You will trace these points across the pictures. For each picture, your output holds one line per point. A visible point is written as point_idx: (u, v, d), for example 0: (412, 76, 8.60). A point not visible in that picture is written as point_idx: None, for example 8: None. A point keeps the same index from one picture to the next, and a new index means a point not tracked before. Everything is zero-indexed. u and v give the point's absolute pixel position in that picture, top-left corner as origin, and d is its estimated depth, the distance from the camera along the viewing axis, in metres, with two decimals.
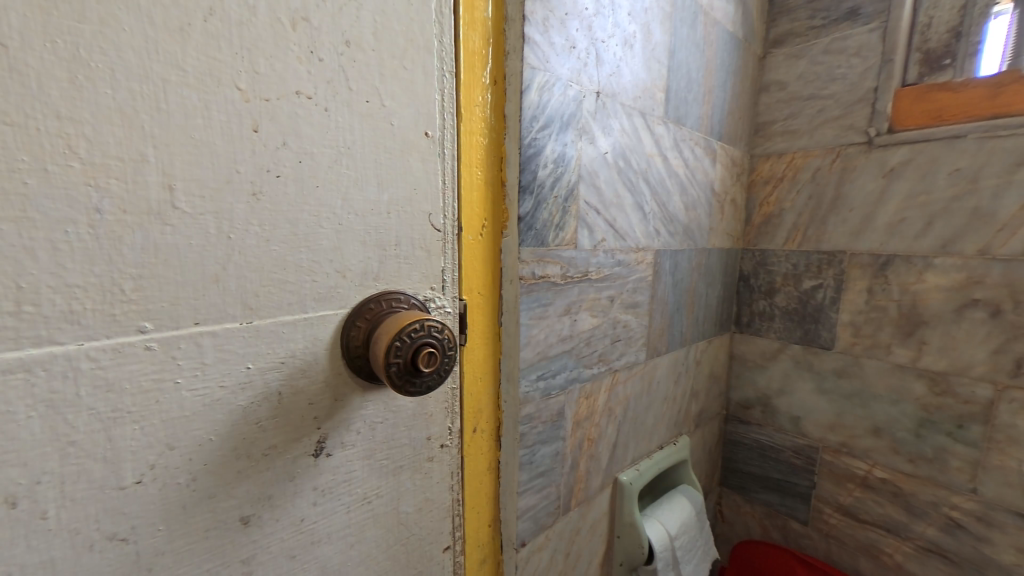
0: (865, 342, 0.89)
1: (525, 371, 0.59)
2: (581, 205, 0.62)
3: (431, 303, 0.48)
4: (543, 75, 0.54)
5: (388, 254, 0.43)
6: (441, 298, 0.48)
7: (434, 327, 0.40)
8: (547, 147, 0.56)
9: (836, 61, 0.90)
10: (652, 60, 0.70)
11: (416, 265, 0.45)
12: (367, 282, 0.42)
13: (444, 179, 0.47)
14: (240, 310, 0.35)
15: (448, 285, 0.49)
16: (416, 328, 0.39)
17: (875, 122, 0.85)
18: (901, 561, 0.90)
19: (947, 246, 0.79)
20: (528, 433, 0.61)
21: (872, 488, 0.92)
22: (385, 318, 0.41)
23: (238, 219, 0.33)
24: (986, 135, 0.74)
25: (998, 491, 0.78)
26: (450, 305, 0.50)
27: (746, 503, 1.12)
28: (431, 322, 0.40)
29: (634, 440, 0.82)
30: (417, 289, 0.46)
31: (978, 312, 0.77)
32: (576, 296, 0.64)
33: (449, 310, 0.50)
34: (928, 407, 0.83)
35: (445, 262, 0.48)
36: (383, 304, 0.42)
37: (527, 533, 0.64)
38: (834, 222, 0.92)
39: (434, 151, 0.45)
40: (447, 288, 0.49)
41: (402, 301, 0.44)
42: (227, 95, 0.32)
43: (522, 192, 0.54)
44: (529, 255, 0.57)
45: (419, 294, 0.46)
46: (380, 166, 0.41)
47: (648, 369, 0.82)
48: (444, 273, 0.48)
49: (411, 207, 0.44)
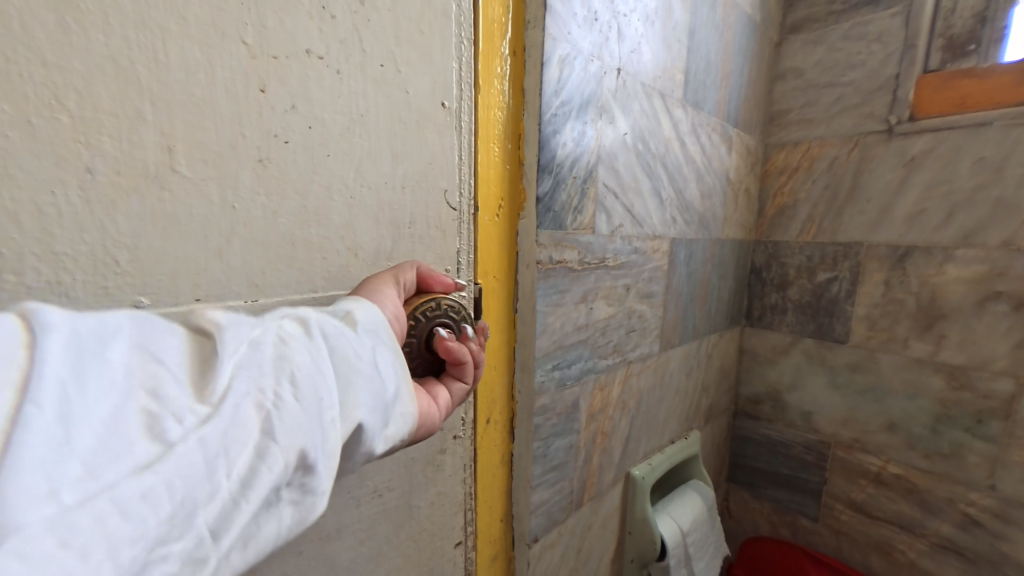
0: (881, 336, 0.87)
1: (540, 361, 0.56)
2: (599, 188, 0.59)
3: None
4: (564, 48, 0.51)
5: (401, 233, 0.40)
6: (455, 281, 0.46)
7: (449, 307, 0.38)
8: (566, 126, 0.53)
9: (856, 47, 0.87)
10: (672, 39, 0.67)
11: (431, 246, 0.43)
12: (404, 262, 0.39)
13: (462, 156, 0.44)
14: (246, 287, 0.32)
15: (464, 268, 0.47)
16: (429, 308, 0.36)
17: (896, 111, 0.83)
18: (914, 559, 0.87)
19: (969, 238, 0.77)
20: (542, 426, 0.58)
21: (885, 485, 0.89)
22: (387, 292, 0.33)
23: (244, 188, 0.31)
24: (1012, 123, 0.72)
25: (1017, 488, 0.75)
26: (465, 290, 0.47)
27: (754, 500, 1.10)
28: (445, 302, 0.38)
29: (646, 435, 0.80)
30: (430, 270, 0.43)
31: (1000, 305, 0.75)
32: (592, 284, 0.61)
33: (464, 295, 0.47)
34: (945, 402, 0.81)
35: (460, 243, 0.46)
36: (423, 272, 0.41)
37: (539, 530, 0.61)
38: (851, 213, 0.90)
39: (449, 125, 0.43)
40: (462, 270, 0.47)
41: None
42: (232, 51, 0.29)
43: (540, 170, 0.51)
44: (546, 239, 0.53)
45: None
46: (395, 135, 0.38)
47: (661, 362, 0.80)
48: (459, 254, 0.46)
49: (428, 182, 0.42)
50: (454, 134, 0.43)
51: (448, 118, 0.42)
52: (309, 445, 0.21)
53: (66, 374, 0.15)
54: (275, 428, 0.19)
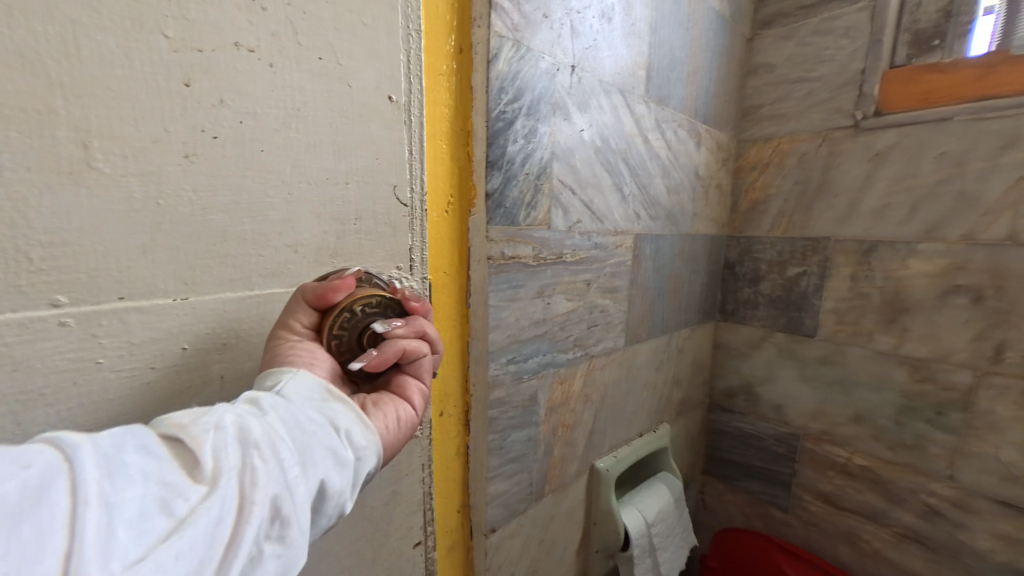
0: (849, 329, 0.88)
1: (495, 354, 0.57)
2: (555, 183, 0.60)
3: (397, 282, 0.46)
4: (512, 44, 0.51)
5: (347, 228, 0.41)
6: (408, 278, 0.47)
7: (362, 305, 0.36)
8: (517, 122, 0.53)
9: (825, 42, 0.87)
10: (632, 35, 0.67)
11: (380, 242, 0.44)
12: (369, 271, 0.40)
13: (415, 149, 0.45)
14: (174, 285, 0.32)
15: (416, 266, 0.47)
16: (344, 316, 0.35)
17: (862, 106, 0.83)
18: (879, 548, 0.88)
19: (932, 232, 0.77)
20: (498, 418, 0.59)
21: (852, 475, 0.90)
22: (291, 350, 0.33)
23: (170, 181, 0.31)
24: (973, 117, 0.72)
25: (976, 478, 0.76)
26: (419, 286, 0.48)
27: (729, 492, 1.12)
28: (353, 301, 0.36)
29: (613, 427, 0.81)
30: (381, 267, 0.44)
31: (960, 298, 0.75)
32: (549, 278, 0.62)
33: (417, 291, 0.48)
34: (908, 394, 0.82)
35: (413, 240, 0.47)
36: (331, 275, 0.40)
37: (498, 520, 0.62)
38: (819, 208, 0.90)
39: (398, 118, 0.43)
40: (415, 268, 0.47)
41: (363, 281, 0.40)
42: (152, 43, 0.29)
43: (489, 166, 0.51)
44: (498, 234, 0.54)
45: (385, 273, 0.45)
46: (339, 126, 0.39)
47: (628, 355, 0.81)
48: (411, 252, 0.47)
49: (377, 174, 0.42)
50: (404, 126, 0.44)
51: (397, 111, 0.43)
52: (283, 505, 0.24)
53: (95, 476, 0.19)
54: (248, 500, 0.23)
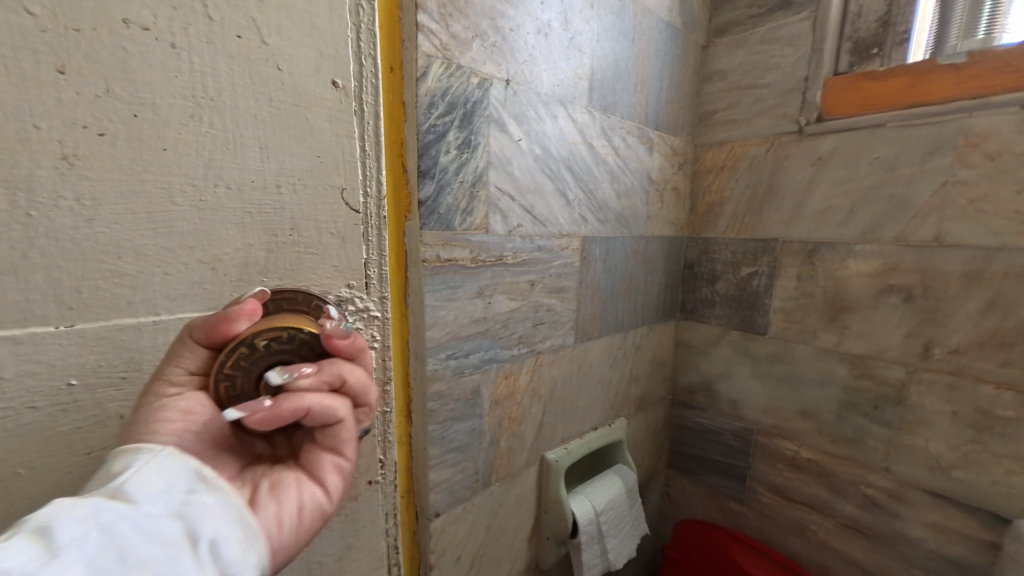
0: (795, 327, 0.92)
1: (433, 350, 0.61)
2: (491, 191, 0.64)
3: (348, 302, 0.45)
4: (441, 62, 0.54)
5: (280, 241, 0.40)
6: (362, 297, 0.47)
7: (270, 340, 0.34)
8: (449, 134, 0.57)
9: (772, 50, 0.90)
10: (572, 49, 0.71)
11: (324, 257, 0.43)
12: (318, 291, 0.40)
13: (358, 138, 0.43)
14: (55, 309, 0.31)
15: (372, 283, 0.47)
16: (244, 352, 0.33)
17: (805, 112, 0.86)
18: (824, 537, 0.92)
19: (868, 234, 0.80)
20: (438, 410, 0.63)
21: (800, 468, 0.94)
22: (169, 406, 0.31)
23: (46, 189, 0.30)
24: (903, 124, 0.75)
25: (909, 470, 0.79)
26: (375, 305, 0.48)
27: (690, 485, 1.15)
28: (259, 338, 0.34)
29: (564, 420, 0.85)
30: (327, 286, 0.44)
31: (893, 298, 0.78)
32: (489, 279, 0.66)
33: (374, 311, 0.48)
34: (849, 389, 0.85)
35: (367, 254, 0.46)
36: (271, 308, 0.39)
37: (442, 505, 0.67)
38: (768, 210, 0.93)
39: (332, 103, 0.41)
40: (370, 286, 0.47)
41: (297, 301, 0.41)
42: (15, 21, 0.27)
43: (422, 175, 0.55)
44: (433, 238, 0.58)
45: (330, 293, 0.44)
46: (265, 111, 0.38)
47: (578, 352, 0.85)
48: (366, 266, 0.47)
49: (314, 165, 0.41)
50: (340, 111, 0.42)
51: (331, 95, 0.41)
52: None
53: None
54: None
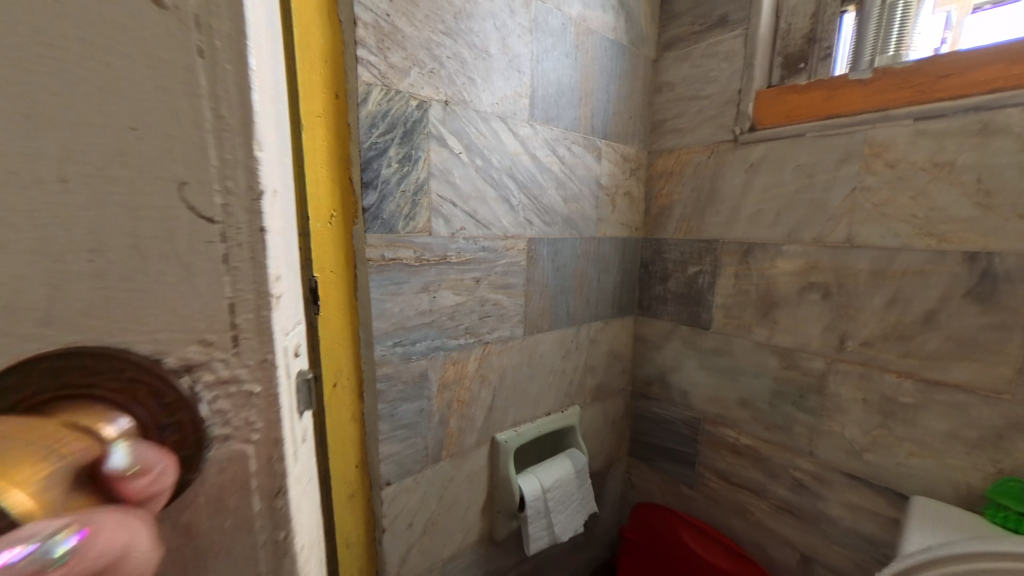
0: (734, 322, 0.98)
1: (380, 338, 0.70)
2: (433, 198, 0.72)
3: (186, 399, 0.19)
4: (381, 89, 0.63)
5: (32, 263, 0.16)
6: (226, 372, 0.20)
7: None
8: (390, 150, 0.66)
9: (711, 64, 0.97)
10: (511, 70, 0.79)
11: (140, 296, 0.17)
12: (163, 359, 0.18)
13: (209, 88, 0.17)
14: None
15: (244, 348, 0.20)
16: None
17: (740, 122, 0.93)
18: (762, 518, 0.98)
19: (792, 235, 0.87)
20: (386, 390, 0.72)
21: (740, 454, 1.00)
22: None
23: None
24: (821, 134, 0.81)
25: (830, 454, 0.85)
26: (252, 386, 0.21)
27: (648, 471, 1.22)
28: None
29: (515, 405, 0.94)
30: (162, 344, 0.18)
31: (814, 294, 0.85)
32: (433, 276, 0.75)
33: (257, 385, 0.21)
34: (780, 380, 0.91)
35: (236, 285, 0.19)
36: (41, 384, 0.16)
37: (392, 475, 0.76)
38: (710, 213, 1.00)
39: (193, 53, 0.17)
40: (241, 353, 0.20)
41: (89, 370, 0.17)
42: None
43: (364, 186, 0.65)
44: (377, 240, 0.67)
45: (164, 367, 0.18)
46: (30, 80, 0.15)
47: (527, 343, 0.93)
48: (234, 318, 0.20)
49: (121, 150, 0.16)
50: (203, 74, 0.17)
51: (203, 53, 0.17)
52: None
53: None
54: None
